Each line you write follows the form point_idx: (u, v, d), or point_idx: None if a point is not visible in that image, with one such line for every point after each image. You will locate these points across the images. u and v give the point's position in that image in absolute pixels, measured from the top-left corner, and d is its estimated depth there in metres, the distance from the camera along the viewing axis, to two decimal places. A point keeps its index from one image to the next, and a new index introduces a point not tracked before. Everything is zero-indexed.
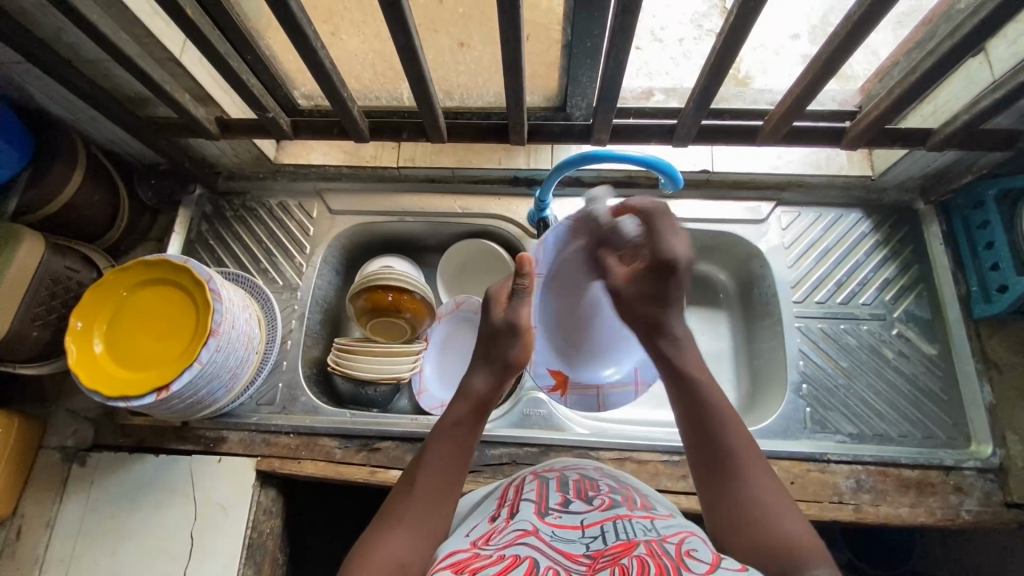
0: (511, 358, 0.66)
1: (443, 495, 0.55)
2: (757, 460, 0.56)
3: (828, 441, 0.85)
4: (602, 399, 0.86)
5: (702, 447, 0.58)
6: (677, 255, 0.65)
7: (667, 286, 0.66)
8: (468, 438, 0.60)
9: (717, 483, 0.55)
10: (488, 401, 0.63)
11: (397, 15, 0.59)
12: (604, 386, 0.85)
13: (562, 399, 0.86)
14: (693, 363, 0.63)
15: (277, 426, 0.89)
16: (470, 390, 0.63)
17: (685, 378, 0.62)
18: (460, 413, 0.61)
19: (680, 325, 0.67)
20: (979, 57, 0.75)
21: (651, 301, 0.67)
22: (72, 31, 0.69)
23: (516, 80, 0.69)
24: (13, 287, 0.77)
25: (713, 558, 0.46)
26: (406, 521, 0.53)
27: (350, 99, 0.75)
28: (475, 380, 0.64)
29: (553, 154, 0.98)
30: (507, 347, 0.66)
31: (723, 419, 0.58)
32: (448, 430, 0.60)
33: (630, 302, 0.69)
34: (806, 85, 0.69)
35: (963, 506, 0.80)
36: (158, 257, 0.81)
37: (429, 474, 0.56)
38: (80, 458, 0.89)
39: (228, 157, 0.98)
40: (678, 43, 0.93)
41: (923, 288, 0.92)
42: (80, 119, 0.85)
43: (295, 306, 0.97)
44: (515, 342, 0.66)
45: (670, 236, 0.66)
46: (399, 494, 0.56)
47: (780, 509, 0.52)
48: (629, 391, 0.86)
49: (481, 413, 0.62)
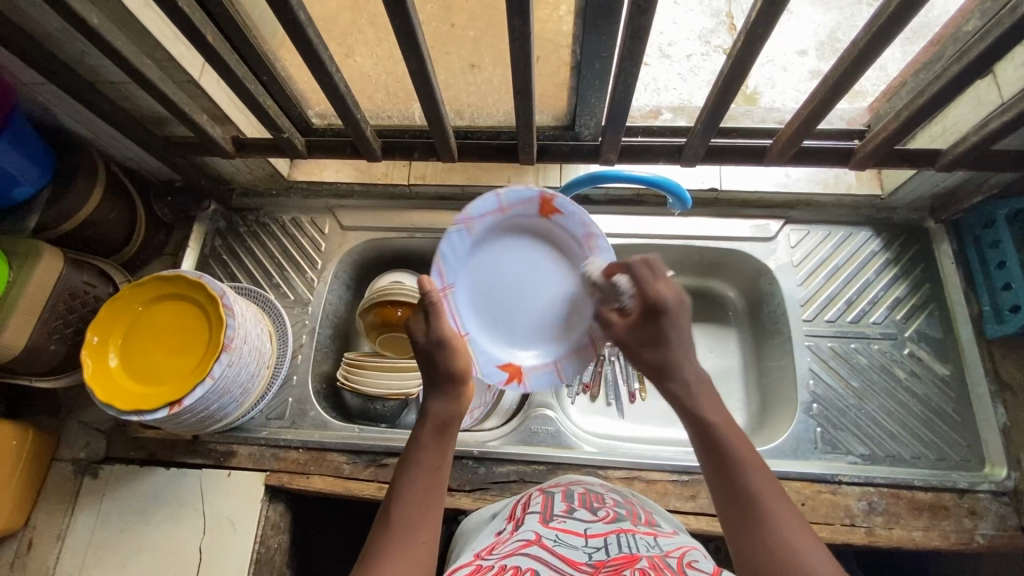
0: (455, 370, 0.64)
1: (421, 516, 0.55)
2: (782, 503, 0.52)
3: (840, 462, 0.84)
4: (564, 372, 0.80)
5: (723, 495, 0.54)
6: (666, 300, 0.63)
7: (657, 327, 0.63)
8: (434, 457, 0.60)
9: (743, 531, 0.51)
10: (448, 421, 0.62)
11: (410, 40, 0.60)
12: (560, 358, 0.80)
13: (523, 387, 0.80)
14: (707, 399, 0.59)
15: (287, 441, 0.89)
16: (427, 413, 0.63)
17: (704, 424, 0.58)
18: (420, 437, 0.61)
19: (688, 362, 0.62)
20: (987, 80, 0.75)
21: (650, 345, 0.64)
22: (95, 54, 0.71)
23: (526, 103, 0.70)
24: (32, 303, 0.79)
25: (713, 569, 0.46)
26: (392, 552, 0.52)
27: (363, 120, 0.77)
28: (430, 403, 0.63)
29: (561, 172, 1.00)
30: (444, 362, 0.64)
31: (743, 466, 0.54)
32: (413, 453, 0.59)
33: (632, 350, 0.66)
34: (813, 108, 0.70)
35: (977, 529, 0.79)
36: (177, 273, 0.82)
37: (403, 500, 0.56)
38: (91, 471, 0.90)
39: (242, 174, 1.00)
40: (686, 59, 0.96)
41: (934, 307, 0.91)
42: (100, 139, 0.87)
43: (306, 321, 0.98)
44: (449, 353, 0.64)
45: (649, 281, 0.64)
46: (376, 524, 0.55)
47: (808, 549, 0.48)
48: (584, 357, 0.79)
49: (446, 432, 0.62)
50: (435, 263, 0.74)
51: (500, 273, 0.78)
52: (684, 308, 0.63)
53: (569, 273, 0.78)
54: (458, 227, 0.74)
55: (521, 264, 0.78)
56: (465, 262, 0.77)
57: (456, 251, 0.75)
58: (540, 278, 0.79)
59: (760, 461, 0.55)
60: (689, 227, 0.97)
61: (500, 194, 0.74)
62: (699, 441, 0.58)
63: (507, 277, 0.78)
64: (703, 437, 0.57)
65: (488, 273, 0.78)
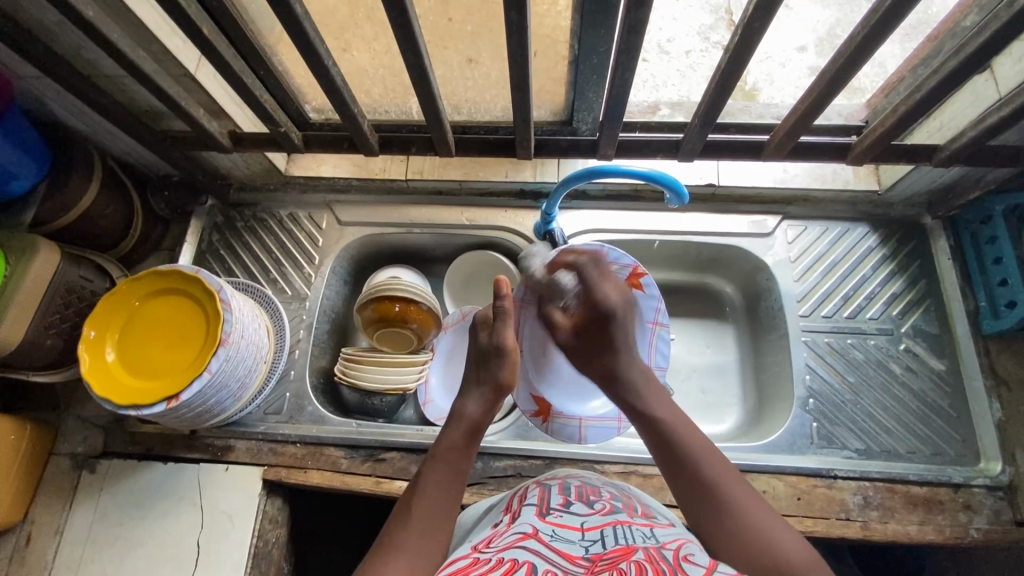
0: (501, 380, 0.66)
1: (441, 516, 0.55)
2: (734, 479, 0.55)
3: (836, 456, 0.84)
4: (584, 433, 0.86)
5: (679, 478, 0.57)
6: (611, 304, 0.71)
7: (601, 334, 0.70)
8: (462, 462, 0.60)
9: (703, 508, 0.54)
10: (481, 425, 0.63)
11: (406, 33, 0.60)
12: (585, 419, 0.86)
13: (546, 427, 0.86)
14: (653, 397, 0.64)
15: (285, 436, 0.89)
16: (463, 414, 0.63)
17: (652, 419, 0.62)
18: (453, 438, 0.61)
19: (634, 364, 0.68)
20: (985, 75, 0.75)
21: (598, 352, 0.70)
22: (91, 47, 0.71)
23: (523, 97, 0.70)
24: (29, 298, 0.79)
25: (709, 563, 0.46)
26: (405, 548, 0.52)
27: (361, 115, 0.77)
28: (468, 406, 0.64)
29: (559, 168, 1.00)
30: (495, 369, 0.66)
31: (696, 449, 0.58)
32: (444, 452, 0.60)
33: (583, 362, 0.72)
34: (811, 102, 0.69)
35: (972, 523, 0.79)
36: (174, 268, 0.82)
37: (425, 499, 0.56)
38: (90, 465, 0.90)
39: (240, 169, 1.00)
40: (684, 56, 0.96)
41: (931, 303, 0.91)
42: (97, 132, 0.87)
43: (304, 315, 0.98)
44: (504, 362, 0.67)
45: (598, 292, 0.72)
46: (395, 521, 0.55)
47: (764, 519, 0.52)
48: (609, 426, 0.85)
49: (476, 437, 0.62)
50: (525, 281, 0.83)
51: None
52: (626, 314, 0.72)
53: None
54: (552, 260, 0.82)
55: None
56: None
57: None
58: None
59: (709, 444, 0.59)
60: (686, 223, 0.97)
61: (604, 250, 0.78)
62: (650, 437, 0.61)
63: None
64: (650, 428, 0.61)
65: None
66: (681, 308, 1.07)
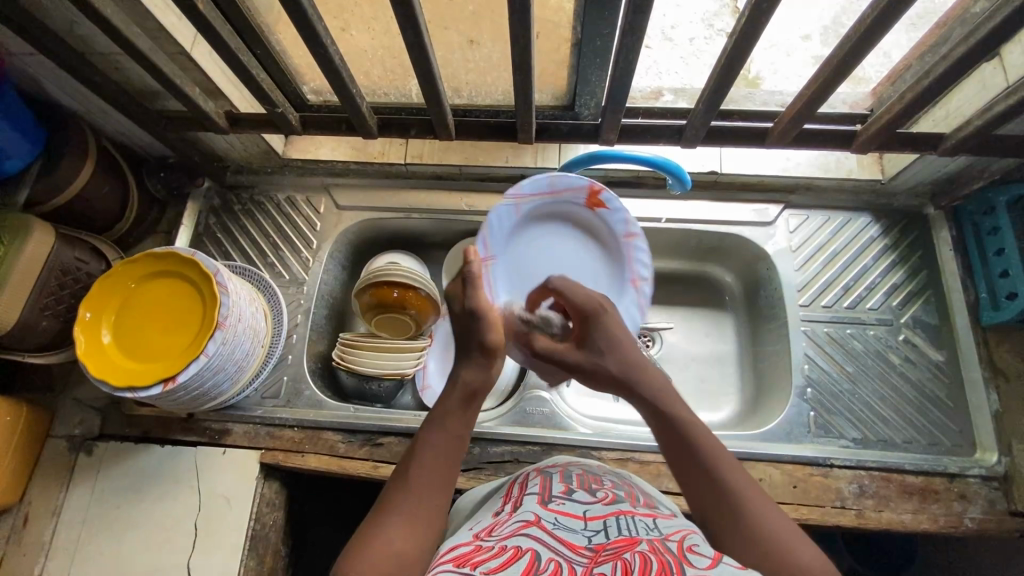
0: (488, 341, 0.62)
1: (438, 484, 0.54)
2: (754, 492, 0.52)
3: (832, 445, 0.85)
4: None
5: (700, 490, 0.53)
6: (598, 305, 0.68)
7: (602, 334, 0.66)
8: (461, 426, 0.59)
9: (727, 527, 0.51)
10: (477, 391, 0.61)
11: (407, 11, 0.58)
12: None
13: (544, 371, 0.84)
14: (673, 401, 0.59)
15: (282, 420, 0.89)
16: (457, 380, 0.61)
17: (671, 423, 0.58)
18: (450, 405, 0.59)
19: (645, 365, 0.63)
20: (994, 62, 0.74)
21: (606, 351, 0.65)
22: (85, 25, 0.69)
23: (525, 79, 0.68)
24: (24, 278, 0.79)
25: (714, 554, 0.45)
26: (403, 512, 0.52)
27: (359, 96, 0.75)
28: (461, 371, 0.62)
29: (560, 153, 0.98)
30: (478, 332, 0.62)
31: (712, 460, 0.54)
32: (441, 417, 0.58)
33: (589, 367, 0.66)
34: (817, 88, 0.68)
35: (966, 513, 0.79)
36: (170, 250, 0.81)
37: (423, 465, 0.55)
38: (87, 447, 0.90)
39: (236, 151, 0.99)
40: (688, 43, 0.93)
41: (931, 294, 0.91)
42: (90, 111, 0.85)
43: (301, 300, 0.97)
44: (483, 325, 0.62)
45: (578, 291, 0.69)
46: (394, 485, 0.55)
47: (784, 534, 0.49)
48: None
49: (474, 401, 0.60)
50: (482, 233, 0.80)
51: (541, 259, 0.84)
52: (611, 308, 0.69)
53: (598, 261, 0.86)
54: (508, 201, 0.80)
55: (565, 250, 0.85)
56: (507, 237, 0.82)
57: (502, 224, 0.81)
58: (576, 265, 0.85)
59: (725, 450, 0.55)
60: (687, 211, 0.97)
61: (551, 178, 0.80)
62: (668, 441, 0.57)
63: (544, 260, 0.84)
64: (670, 435, 0.57)
65: (524, 258, 0.83)
66: (680, 297, 1.07)
